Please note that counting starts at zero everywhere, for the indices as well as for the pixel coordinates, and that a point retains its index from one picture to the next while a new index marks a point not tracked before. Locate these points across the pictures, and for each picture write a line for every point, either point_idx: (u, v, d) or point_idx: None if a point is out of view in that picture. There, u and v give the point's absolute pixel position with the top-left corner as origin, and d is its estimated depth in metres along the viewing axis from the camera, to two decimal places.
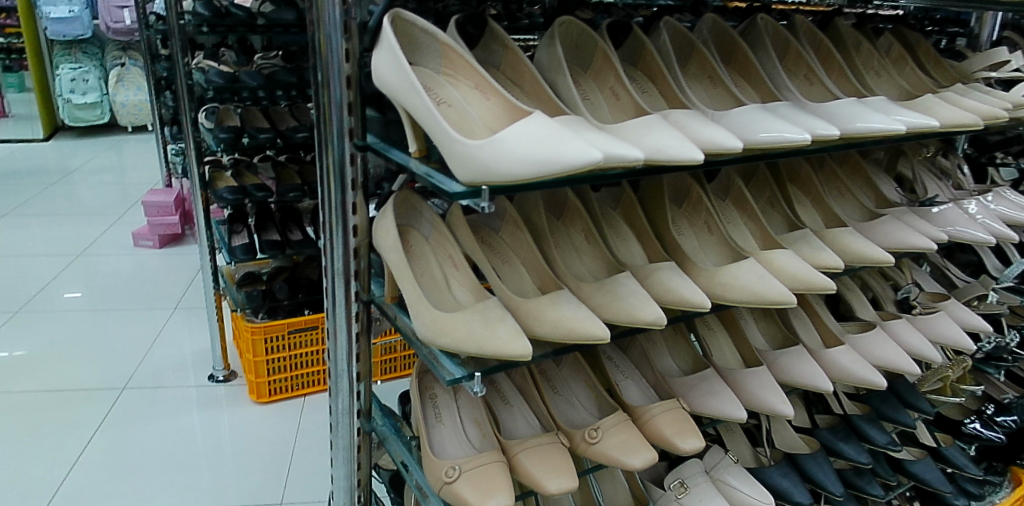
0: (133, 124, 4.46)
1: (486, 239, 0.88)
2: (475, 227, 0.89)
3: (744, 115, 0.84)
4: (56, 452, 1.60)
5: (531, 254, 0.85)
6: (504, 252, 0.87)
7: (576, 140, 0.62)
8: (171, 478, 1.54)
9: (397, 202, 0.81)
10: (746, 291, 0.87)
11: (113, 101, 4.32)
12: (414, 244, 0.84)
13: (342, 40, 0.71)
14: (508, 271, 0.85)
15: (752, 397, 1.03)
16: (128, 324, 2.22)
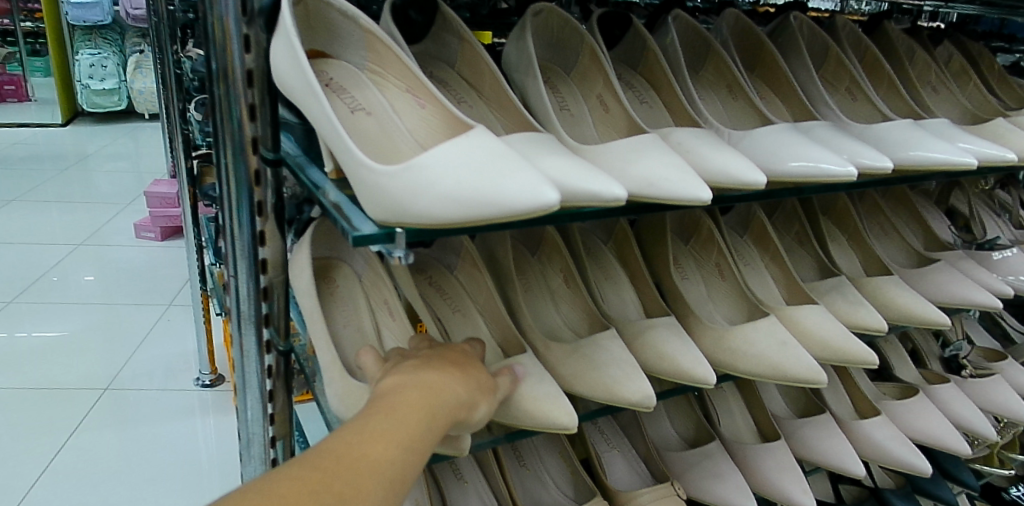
0: (151, 112, 4.22)
1: (435, 282, 0.71)
2: (425, 265, 0.72)
3: (769, 139, 0.66)
4: (24, 459, 1.45)
5: (490, 302, 0.67)
6: (456, 296, 0.70)
7: (527, 172, 0.44)
8: (142, 491, 1.38)
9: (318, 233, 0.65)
10: (762, 363, 0.69)
11: (131, 89, 4.06)
12: (341, 285, 0.69)
13: (240, 24, 0.54)
14: (459, 324, 0.68)
15: (764, 481, 0.84)
16: (118, 323, 2.05)
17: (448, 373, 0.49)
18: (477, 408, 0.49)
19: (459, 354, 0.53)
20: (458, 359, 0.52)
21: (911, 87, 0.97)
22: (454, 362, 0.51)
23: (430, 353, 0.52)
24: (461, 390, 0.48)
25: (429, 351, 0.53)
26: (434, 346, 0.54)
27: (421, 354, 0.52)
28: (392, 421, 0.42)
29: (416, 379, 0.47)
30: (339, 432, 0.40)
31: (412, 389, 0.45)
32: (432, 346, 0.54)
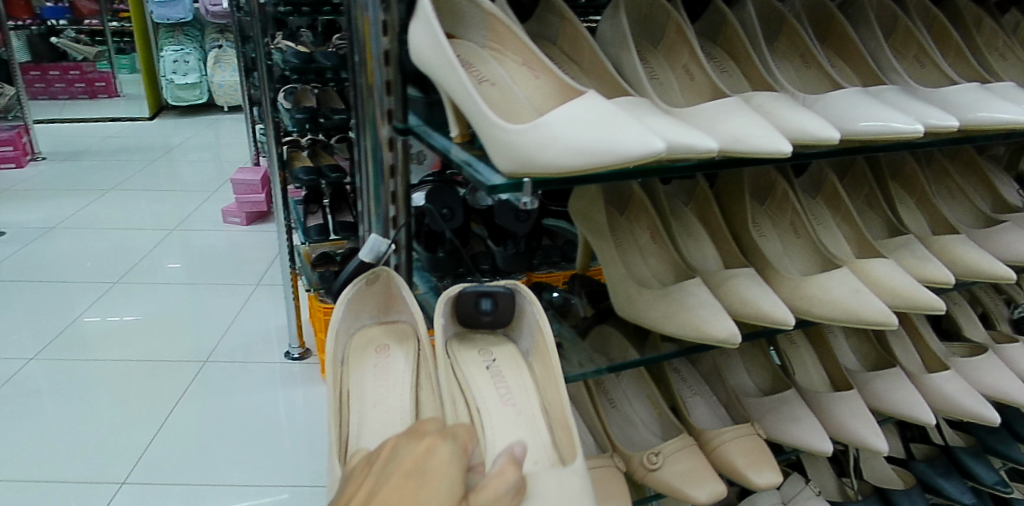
0: (230, 104, 4.45)
1: (493, 366, 0.71)
2: (487, 349, 0.72)
3: (842, 101, 0.72)
4: (140, 422, 1.61)
5: (557, 398, 0.66)
6: (519, 383, 0.70)
7: (636, 126, 0.52)
8: (245, 453, 1.52)
9: (370, 286, 0.71)
10: (836, 307, 0.75)
11: (211, 82, 4.30)
12: (386, 349, 0.72)
13: (379, 10, 0.63)
14: (511, 414, 0.68)
15: (838, 425, 0.90)
16: (215, 301, 2.22)
17: None
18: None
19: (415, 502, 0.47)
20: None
21: (979, 53, 1.00)
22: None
23: (377, 494, 0.47)
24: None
25: (380, 489, 0.48)
26: (390, 480, 0.48)
27: (367, 497, 0.47)
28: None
29: None
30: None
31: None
32: (390, 469, 0.50)
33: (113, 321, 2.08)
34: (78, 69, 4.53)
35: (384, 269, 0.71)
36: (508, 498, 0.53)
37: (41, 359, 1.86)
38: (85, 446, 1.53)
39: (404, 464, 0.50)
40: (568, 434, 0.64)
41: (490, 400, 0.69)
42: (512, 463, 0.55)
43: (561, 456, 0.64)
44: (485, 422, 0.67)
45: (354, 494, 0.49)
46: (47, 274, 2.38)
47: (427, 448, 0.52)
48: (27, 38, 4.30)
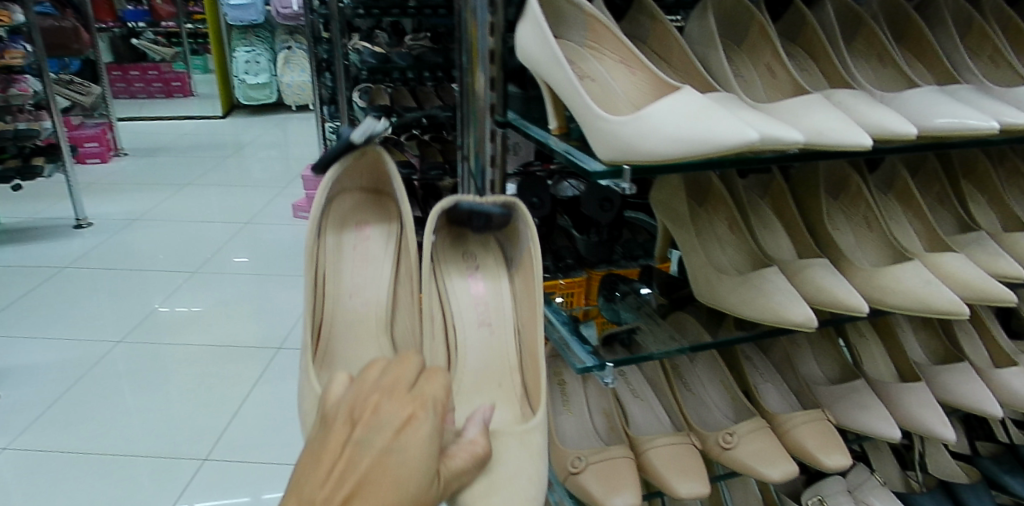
0: (298, 103, 4.62)
1: (474, 275, 0.81)
2: (465, 249, 0.82)
3: (919, 98, 0.75)
4: (220, 400, 1.68)
5: (526, 310, 0.76)
6: (494, 288, 0.81)
7: (730, 118, 0.57)
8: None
9: (356, 163, 0.76)
10: (909, 297, 0.78)
11: (281, 82, 4.48)
12: (365, 223, 0.84)
13: (487, 13, 0.70)
14: (484, 335, 0.79)
15: (907, 415, 0.92)
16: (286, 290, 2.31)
17: None
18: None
19: (392, 479, 0.52)
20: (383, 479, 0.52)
21: None
22: (377, 490, 0.51)
23: (360, 461, 0.53)
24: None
25: (366, 457, 0.53)
26: (371, 453, 0.53)
27: (349, 463, 0.53)
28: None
29: None
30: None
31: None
32: (375, 434, 0.55)
33: (187, 311, 2.10)
34: (155, 69, 4.77)
35: (374, 148, 0.74)
36: (470, 465, 0.61)
37: (128, 343, 1.91)
38: (167, 424, 1.59)
39: (385, 440, 0.54)
40: (532, 359, 0.75)
41: (465, 306, 0.80)
42: (482, 435, 0.64)
43: (525, 399, 0.75)
44: (459, 331, 0.79)
45: (336, 455, 0.54)
46: (128, 262, 2.45)
47: (414, 421, 0.57)
48: (110, 40, 4.62)
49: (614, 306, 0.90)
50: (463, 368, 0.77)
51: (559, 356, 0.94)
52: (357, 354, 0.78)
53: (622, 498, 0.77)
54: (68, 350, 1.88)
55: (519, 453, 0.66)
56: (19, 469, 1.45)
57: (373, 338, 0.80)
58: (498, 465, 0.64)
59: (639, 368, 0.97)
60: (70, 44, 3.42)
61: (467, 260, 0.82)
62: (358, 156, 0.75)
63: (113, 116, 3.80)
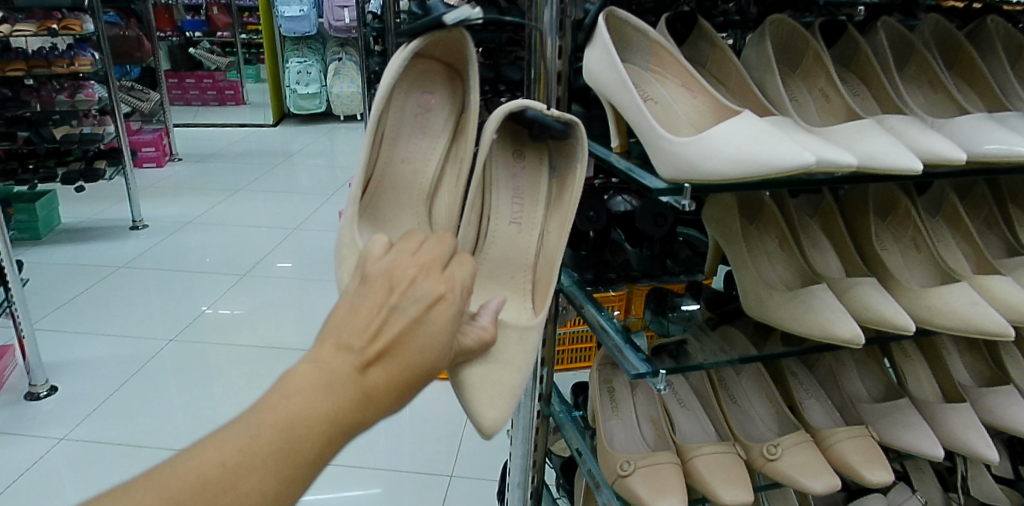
0: (346, 114, 4.74)
1: (516, 177, 0.76)
2: (518, 145, 0.77)
3: (970, 124, 0.77)
4: None
5: (558, 228, 0.72)
6: (533, 195, 0.77)
7: (789, 142, 0.61)
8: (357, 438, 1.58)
9: (441, 36, 0.66)
10: (955, 317, 0.80)
11: (330, 93, 4.61)
12: (430, 89, 0.74)
13: (556, 36, 0.74)
14: (511, 234, 0.76)
15: (951, 435, 0.94)
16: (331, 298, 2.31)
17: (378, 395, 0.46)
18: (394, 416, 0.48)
19: (421, 350, 0.48)
20: (417, 356, 0.47)
21: None
22: (406, 361, 0.47)
23: (395, 332, 0.47)
24: (378, 413, 0.47)
25: (401, 331, 0.47)
26: (407, 322, 0.47)
27: (384, 323, 0.47)
28: (294, 417, 0.44)
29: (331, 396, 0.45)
30: (228, 429, 0.44)
31: (330, 401, 0.45)
32: (410, 305, 0.48)
33: (234, 313, 2.16)
34: (211, 78, 4.97)
35: (462, 30, 0.65)
36: (476, 347, 0.59)
37: (180, 341, 1.99)
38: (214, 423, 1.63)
39: (420, 309, 0.48)
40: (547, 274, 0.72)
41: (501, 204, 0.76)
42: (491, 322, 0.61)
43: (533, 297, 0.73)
44: (492, 223, 0.76)
45: (370, 315, 0.48)
46: (181, 264, 2.54)
47: (448, 298, 0.50)
48: (169, 49, 4.86)
49: (662, 319, 0.93)
50: (485, 257, 0.75)
51: (609, 364, 0.98)
52: (397, 219, 0.72)
53: (669, 502, 0.80)
54: (122, 346, 1.97)
55: (515, 348, 0.63)
56: (73, 459, 1.51)
57: (412, 206, 0.74)
58: (498, 353, 0.62)
59: (686, 378, 1.01)
60: (133, 53, 3.59)
61: (516, 156, 0.77)
62: (444, 32, 0.66)
63: (168, 122, 3.96)
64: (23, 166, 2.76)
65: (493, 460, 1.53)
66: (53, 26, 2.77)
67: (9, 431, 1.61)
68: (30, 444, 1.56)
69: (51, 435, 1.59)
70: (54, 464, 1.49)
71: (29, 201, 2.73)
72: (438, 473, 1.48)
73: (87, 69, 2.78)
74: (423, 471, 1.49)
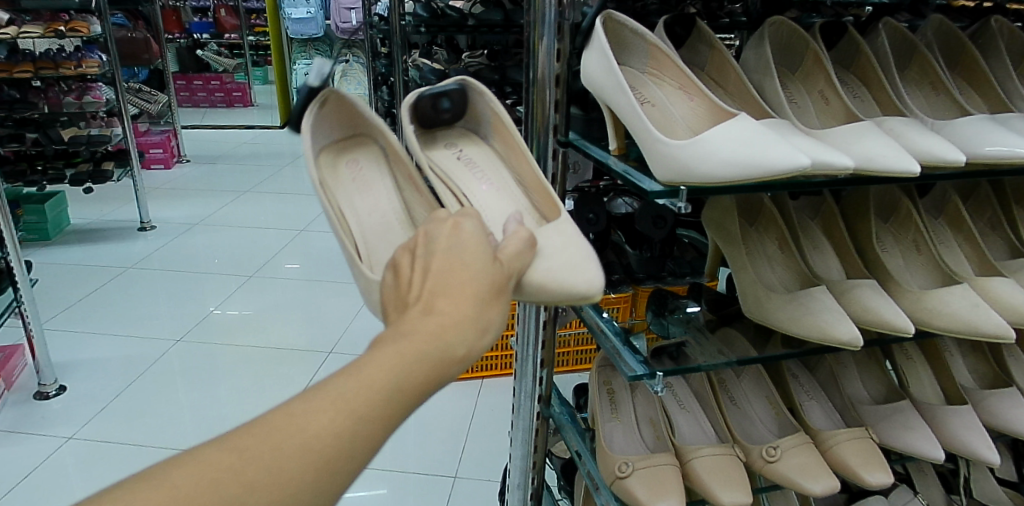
0: None
1: (464, 155, 0.77)
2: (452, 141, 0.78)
3: (971, 125, 0.77)
4: (272, 402, 1.72)
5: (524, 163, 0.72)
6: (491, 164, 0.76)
7: (783, 144, 0.62)
8: None
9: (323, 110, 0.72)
10: (955, 320, 0.80)
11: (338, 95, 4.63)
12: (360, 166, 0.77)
13: (554, 41, 0.75)
14: (492, 196, 0.74)
15: (952, 437, 0.93)
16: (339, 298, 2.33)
17: (441, 308, 0.49)
18: (481, 336, 0.50)
19: (460, 266, 0.52)
20: (457, 273, 0.51)
21: None
22: (453, 285, 0.50)
23: (430, 265, 0.52)
24: (459, 334, 0.48)
25: (432, 262, 0.52)
26: (441, 259, 0.52)
27: (421, 273, 0.52)
28: (379, 358, 0.46)
29: (406, 331, 0.48)
30: (324, 386, 0.45)
31: (405, 340, 0.47)
32: (431, 247, 0.53)
33: (241, 313, 2.18)
34: (218, 79, 5.01)
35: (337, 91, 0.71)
36: (526, 249, 0.58)
37: (187, 341, 2.00)
38: (219, 424, 1.64)
39: (440, 246, 0.53)
40: (545, 194, 0.70)
41: (464, 180, 0.74)
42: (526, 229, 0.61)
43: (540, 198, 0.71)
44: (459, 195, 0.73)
45: (407, 276, 0.53)
46: (189, 264, 2.56)
47: (454, 225, 0.55)
48: (177, 51, 4.84)
49: (662, 321, 0.93)
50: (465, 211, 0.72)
51: (608, 366, 0.98)
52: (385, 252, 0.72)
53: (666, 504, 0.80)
54: (131, 346, 1.98)
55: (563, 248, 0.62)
56: (81, 459, 1.52)
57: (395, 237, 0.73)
58: (546, 248, 0.61)
59: (686, 380, 1.01)
60: (141, 54, 3.61)
61: (453, 145, 0.78)
62: (326, 100, 0.72)
63: (177, 124, 3.98)
64: (32, 167, 2.79)
65: (498, 461, 1.53)
66: (60, 28, 2.79)
67: (18, 429, 1.63)
68: (39, 443, 1.57)
69: (59, 434, 1.61)
70: (62, 464, 1.51)
71: (38, 202, 2.75)
72: (442, 475, 1.48)
73: (94, 71, 2.82)
74: (428, 472, 1.49)
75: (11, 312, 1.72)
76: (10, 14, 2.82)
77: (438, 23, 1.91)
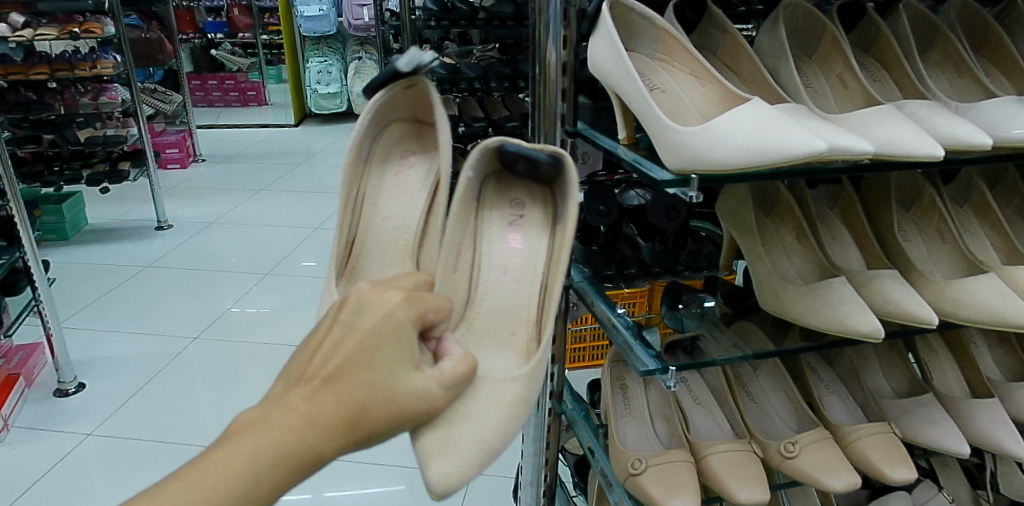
0: (367, 113, 4.77)
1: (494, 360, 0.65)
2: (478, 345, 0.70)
3: (999, 107, 0.73)
4: None
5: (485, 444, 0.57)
6: (535, 237, 0.76)
7: (800, 129, 0.60)
8: None
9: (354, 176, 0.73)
10: (981, 311, 0.77)
11: (351, 92, 4.64)
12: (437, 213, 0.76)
13: (561, 27, 0.73)
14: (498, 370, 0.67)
15: (977, 431, 0.90)
16: None
17: (331, 391, 0.50)
18: (343, 401, 0.50)
19: (369, 375, 0.51)
20: (356, 369, 0.51)
21: None
22: (347, 379, 0.51)
23: (343, 350, 0.52)
24: (327, 402, 0.50)
25: (343, 350, 0.52)
26: (350, 338, 0.52)
27: (333, 357, 0.52)
28: (263, 434, 0.49)
29: (292, 416, 0.49)
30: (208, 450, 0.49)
31: (286, 419, 0.49)
32: (364, 341, 0.52)
33: (259, 311, 2.18)
34: (233, 79, 5.04)
35: (421, 76, 0.71)
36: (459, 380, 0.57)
37: (203, 339, 2.00)
38: None
39: (360, 338, 0.52)
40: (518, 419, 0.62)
41: (498, 252, 0.76)
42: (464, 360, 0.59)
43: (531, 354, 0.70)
44: (485, 277, 0.75)
45: (322, 341, 0.53)
46: (205, 263, 2.57)
47: (384, 331, 0.53)
48: (191, 50, 4.88)
49: (677, 314, 0.90)
50: (480, 311, 0.74)
51: (621, 361, 0.97)
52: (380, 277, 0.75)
53: (682, 502, 0.78)
54: (148, 344, 1.99)
55: (487, 403, 0.60)
56: (102, 455, 1.53)
57: (396, 263, 0.76)
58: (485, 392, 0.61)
59: (701, 373, 0.99)
60: (156, 55, 3.65)
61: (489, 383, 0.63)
62: (406, 85, 0.73)
63: (192, 124, 4.00)
64: (49, 168, 2.82)
65: (514, 458, 1.51)
66: (75, 29, 2.80)
67: (40, 426, 1.64)
68: (58, 440, 1.58)
69: (79, 431, 1.61)
70: (79, 462, 1.51)
71: (56, 202, 2.77)
72: None
73: (110, 72, 2.84)
74: None
75: (30, 310, 1.73)
76: (26, 17, 2.85)
77: (447, 18, 1.90)
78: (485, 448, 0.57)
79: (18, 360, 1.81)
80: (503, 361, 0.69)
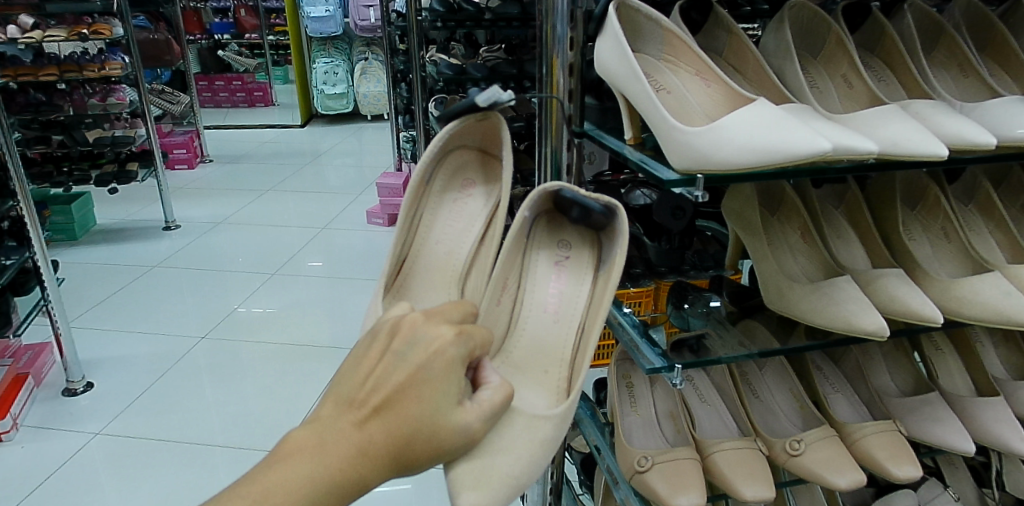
0: (372, 113, 4.79)
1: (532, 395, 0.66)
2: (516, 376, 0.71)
3: (1004, 106, 0.74)
4: (299, 398, 1.73)
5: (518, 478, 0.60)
6: (577, 278, 0.78)
7: (805, 129, 0.60)
8: None
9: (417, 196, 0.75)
10: (985, 309, 0.78)
11: (357, 93, 4.66)
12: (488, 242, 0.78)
13: (567, 29, 0.73)
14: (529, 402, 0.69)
15: (983, 429, 0.90)
16: (358, 293, 2.31)
17: (379, 420, 0.52)
18: (390, 433, 0.52)
19: (418, 404, 0.53)
20: (406, 400, 0.53)
21: None
22: (398, 408, 0.53)
23: (396, 376, 0.54)
24: (373, 431, 0.52)
25: (395, 377, 0.54)
26: (402, 370, 0.54)
27: (385, 382, 0.54)
28: (315, 454, 0.51)
29: (342, 440, 0.52)
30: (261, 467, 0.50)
31: (337, 441, 0.51)
32: (417, 372, 0.54)
33: (265, 311, 2.19)
34: (240, 80, 5.08)
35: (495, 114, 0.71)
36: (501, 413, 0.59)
37: (210, 339, 2.02)
38: (247, 420, 1.65)
39: (414, 366, 0.54)
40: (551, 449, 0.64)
41: (542, 291, 0.79)
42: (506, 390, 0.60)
43: (564, 391, 0.71)
44: (527, 313, 0.78)
45: (374, 363, 0.55)
46: (212, 263, 2.59)
47: (433, 365, 0.54)
48: (198, 52, 4.90)
49: (683, 313, 0.91)
50: (518, 346, 0.76)
51: (628, 359, 0.97)
52: (428, 296, 0.77)
53: (687, 499, 0.78)
54: (155, 343, 2.01)
55: (521, 437, 0.62)
56: (111, 455, 1.54)
57: (444, 285, 0.78)
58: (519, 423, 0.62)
59: (707, 372, 0.99)
60: (163, 56, 3.66)
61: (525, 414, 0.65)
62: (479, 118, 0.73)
63: (199, 125, 4.02)
64: (58, 169, 2.84)
65: None
66: (84, 30, 2.83)
67: (48, 426, 1.65)
68: (67, 439, 1.60)
69: (88, 430, 1.63)
70: (88, 461, 1.52)
71: (64, 202, 2.79)
72: None
73: (118, 73, 2.86)
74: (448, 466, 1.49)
75: (39, 310, 1.75)
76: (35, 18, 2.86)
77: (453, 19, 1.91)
78: (516, 485, 0.59)
79: (26, 359, 1.83)
80: (539, 397, 0.71)
